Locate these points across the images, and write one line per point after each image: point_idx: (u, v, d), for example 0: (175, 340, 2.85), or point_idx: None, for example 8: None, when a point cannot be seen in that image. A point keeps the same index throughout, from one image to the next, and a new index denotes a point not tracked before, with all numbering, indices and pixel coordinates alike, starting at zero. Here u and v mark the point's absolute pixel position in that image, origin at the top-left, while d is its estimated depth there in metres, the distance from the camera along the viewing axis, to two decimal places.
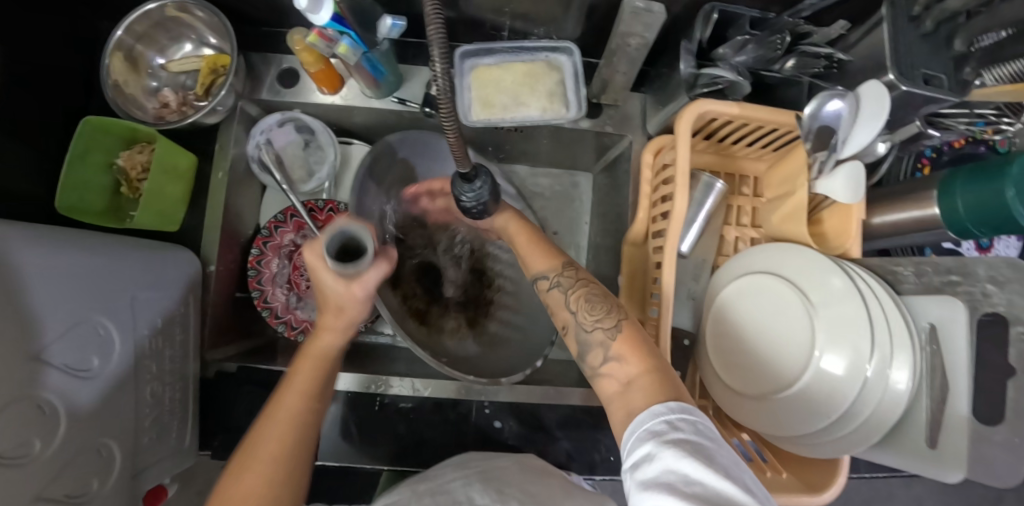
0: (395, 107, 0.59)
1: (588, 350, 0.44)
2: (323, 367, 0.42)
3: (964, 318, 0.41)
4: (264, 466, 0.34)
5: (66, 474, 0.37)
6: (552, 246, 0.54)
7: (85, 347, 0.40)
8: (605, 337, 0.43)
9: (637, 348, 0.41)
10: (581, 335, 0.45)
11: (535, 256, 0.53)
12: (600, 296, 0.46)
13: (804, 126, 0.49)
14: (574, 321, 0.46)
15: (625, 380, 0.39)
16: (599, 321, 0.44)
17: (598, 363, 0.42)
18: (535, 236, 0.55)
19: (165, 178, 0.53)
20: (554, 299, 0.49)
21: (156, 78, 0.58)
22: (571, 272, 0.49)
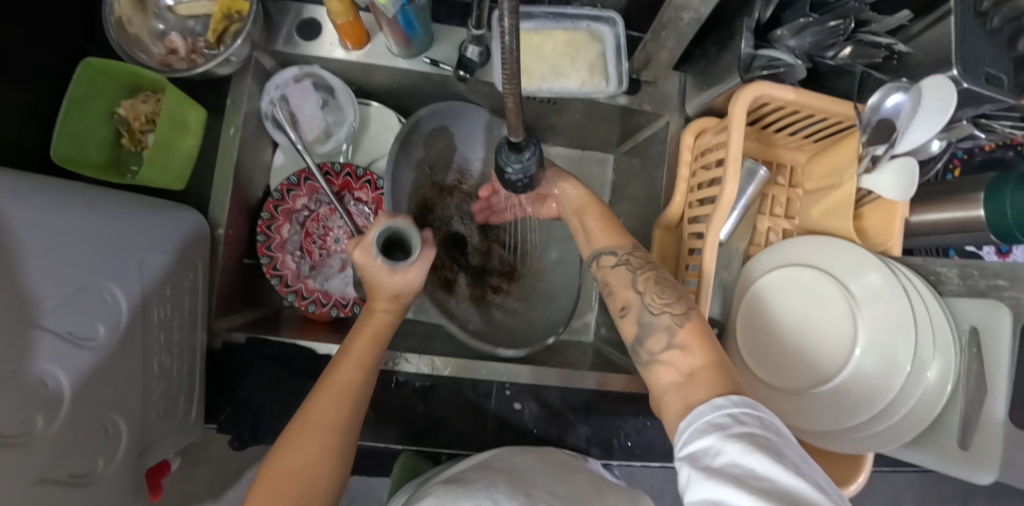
0: (426, 68, 0.55)
1: (648, 333, 0.40)
2: (379, 343, 0.44)
3: (1007, 324, 0.41)
4: (322, 437, 0.36)
5: (71, 451, 0.34)
6: (618, 223, 0.50)
7: (90, 315, 0.36)
8: (673, 323, 0.39)
9: (705, 339, 0.38)
10: (645, 318, 0.41)
11: (602, 233, 0.49)
12: (671, 282, 0.43)
13: (863, 119, 0.47)
14: (638, 304, 0.42)
15: (687, 373, 0.36)
16: (670, 306, 0.40)
17: (657, 349, 0.39)
18: (604, 211, 0.50)
19: (174, 131, 0.49)
20: (619, 277, 0.45)
21: (162, 20, 0.53)
22: (642, 254, 0.46)
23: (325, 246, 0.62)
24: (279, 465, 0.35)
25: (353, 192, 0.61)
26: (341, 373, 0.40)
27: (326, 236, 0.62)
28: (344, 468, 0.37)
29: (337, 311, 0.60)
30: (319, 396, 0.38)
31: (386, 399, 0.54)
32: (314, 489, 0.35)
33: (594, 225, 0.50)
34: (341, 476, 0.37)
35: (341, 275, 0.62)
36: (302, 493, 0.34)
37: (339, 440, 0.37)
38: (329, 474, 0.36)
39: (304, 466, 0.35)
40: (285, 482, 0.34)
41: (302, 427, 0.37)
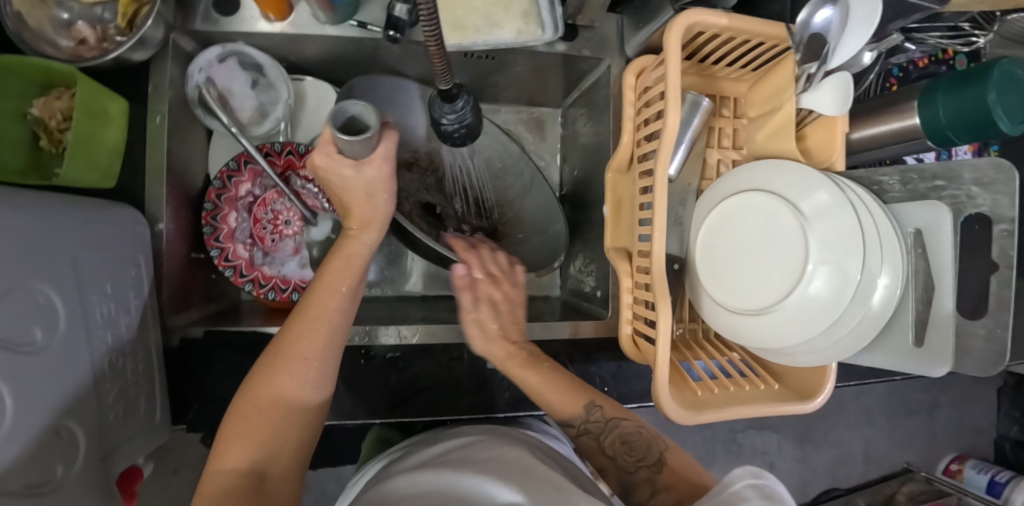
0: (356, 32, 0.53)
1: (631, 492, 0.47)
2: (355, 266, 0.46)
3: (949, 222, 0.42)
4: (291, 370, 0.40)
5: (26, 458, 0.32)
6: (569, 380, 0.51)
7: (25, 317, 0.34)
8: (652, 473, 0.46)
9: (681, 475, 0.46)
10: (624, 479, 0.47)
11: (559, 402, 0.50)
12: (635, 435, 0.49)
13: (795, 37, 0.45)
14: (614, 468, 0.49)
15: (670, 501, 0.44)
16: (642, 461, 0.47)
17: (643, 497, 0.46)
18: (555, 375, 0.51)
19: (96, 123, 0.46)
20: (587, 446, 0.50)
21: (65, 7, 0.49)
22: (599, 413, 0.50)
23: (277, 230, 0.61)
24: (252, 395, 0.39)
25: (297, 171, 0.59)
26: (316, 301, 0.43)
27: (276, 220, 0.61)
28: (317, 394, 0.42)
29: (299, 294, 0.59)
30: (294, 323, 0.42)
31: (357, 375, 0.54)
32: (283, 418, 0.39)
33: (533, 378, 0.51)
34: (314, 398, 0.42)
35: (296, 258, 0.61)
36: (268, 420, 0.39)
37: (312, 370, 0.41)
38: (296, 400, 0.40)
39: (273, 401, 0.39)
40: (256, 412, 0.39)
41: (274, 360, 0.41)
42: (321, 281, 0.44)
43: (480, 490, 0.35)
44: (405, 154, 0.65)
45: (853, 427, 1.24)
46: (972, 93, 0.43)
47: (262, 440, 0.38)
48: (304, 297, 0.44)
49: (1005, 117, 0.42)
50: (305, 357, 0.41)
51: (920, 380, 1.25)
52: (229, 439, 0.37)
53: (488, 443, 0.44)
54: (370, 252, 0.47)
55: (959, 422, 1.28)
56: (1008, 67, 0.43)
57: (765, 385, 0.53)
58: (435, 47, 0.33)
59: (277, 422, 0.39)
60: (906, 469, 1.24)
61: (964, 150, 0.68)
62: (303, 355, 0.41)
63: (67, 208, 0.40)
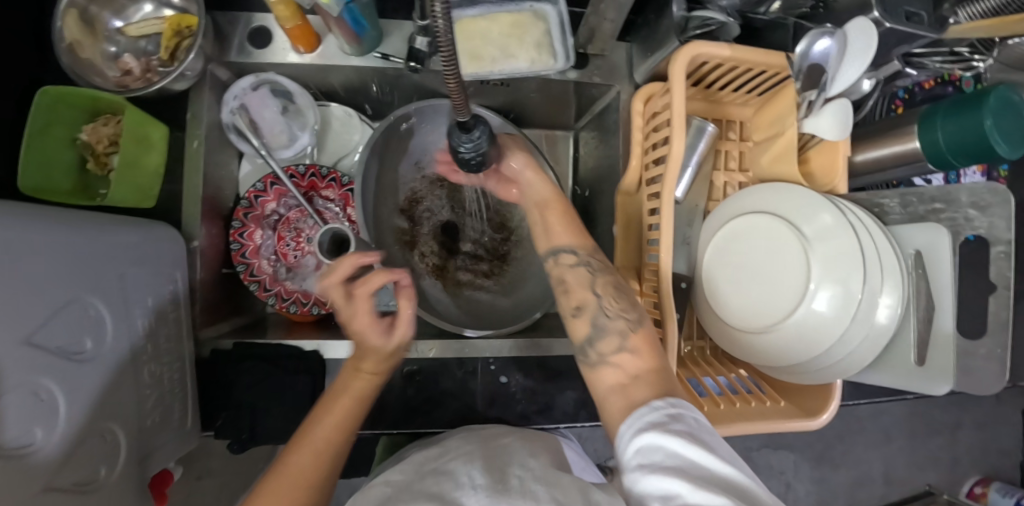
0: (379, 62, 0.57)
1: (601, 335, 0.43)
2: (372, 387, 0.44)
3: (947, 243, 0.44)
4: (308, 460, 0.39)
5: (75, 457, 0.35)
6: (576, 218, 0.52)
7: (78, 328, 0.37)
8: (626, 328, 0.43)
9: (651, 347, 0.42)
10: (599, 319, 0.44)
11: (559, 227, 0.51)
12: (623, 288, 0.46)
13: (795, 66, 0.49)
14: (595, 305, 0.45)
15: (631, 376, 0.40)
16: (623, 311, 0.44)
17: (608, 351, 0.42)
18: (566, 212, 0.52)
19: (139, 149, 0.50)
20: (580, 276, 0.47)
21: (114, 42, 0.54)
22: (601, 258, 0.48)
23: (299, 247, 0.64)
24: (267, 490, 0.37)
25: (319, 191, 0.63)
26: (319, 432, 0.41)
27: (299, 237, 0.64)
28: (324, 484, 0.40)
29: (319, 308, 0.62)
30: (299, 448, 0.40)
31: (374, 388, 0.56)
32: None
33: (555, 220, 0.51)
34: None
35: (317, 273, 0.63)
36: None
37: (324, 459, 0.40)
38: None
39: (299, 473, 0.38)
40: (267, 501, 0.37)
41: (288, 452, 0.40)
42: (328, 411, 0.42)
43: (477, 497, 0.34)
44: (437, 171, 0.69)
45: (872, 447, 1.22)
46: (970, 119, 0.45)
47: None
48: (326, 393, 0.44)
49: (1002, 141, 0.43)
50: (323, 455, 0.40)
51: (939, 399, 1.24)
52: None
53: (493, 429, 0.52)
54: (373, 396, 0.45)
55: (981, 443, 1.25)
56: (1005, 93, 0.44)
57: (771, 402, 0.55)
58: (456, 84, 0.36)
59: None
60: (929, 491, 1.22)
61: (975, 172, 0.69)
62: (302, 485, 0.38)
63: (117, 228, 0.44)
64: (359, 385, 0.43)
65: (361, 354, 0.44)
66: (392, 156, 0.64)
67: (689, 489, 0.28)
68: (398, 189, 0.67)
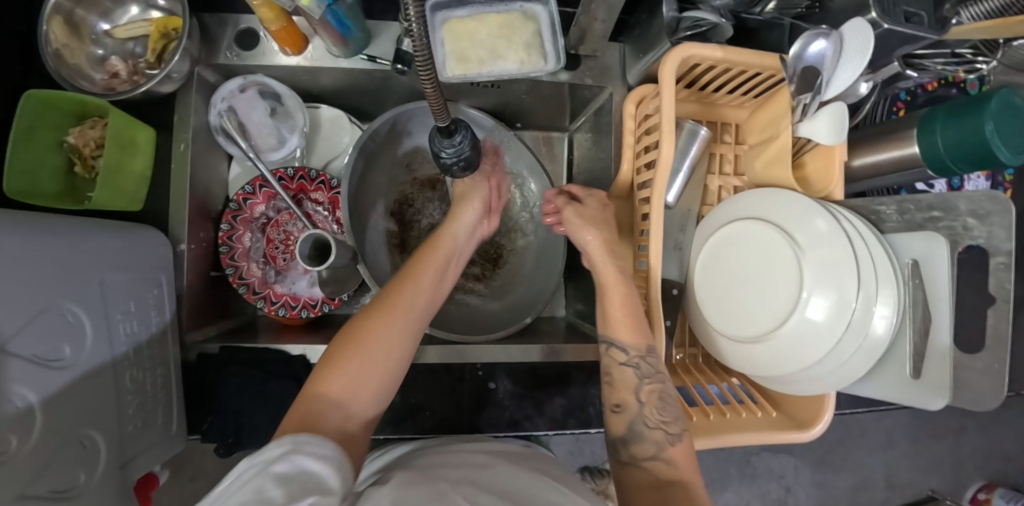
0: (366, 65, 0.57)
1: (637, 440, 0.44)
2: (444, 274, 0.50)
3: (945, 252, 0.42)
4: (395, 323, 0.42)
5: (52, 465, 0.35)
6: (638, 312, 0.48)
7: (56, 334, 0.36)
8: (664, 439, 0.43)
9: (690, 459, 0.42)
10: (637, 427, 0.44)
11: (620, 324, 0.47)
12: (674, 395, 0.45)
13: (789, 68, 0.47)
14: (637, 411, 0.44)
15: (665, 483, 0.41)
16: (666, 423, 0.43)
17: (643, 455, 0.43)
18: (628, 296, 0.48)
19: (124, 152, 0.49)
20: (625, 377, 0.46)
21: (101, 45, 0.54)
22: (653, 360, 0.46)
23: (288, 249, 0.64)
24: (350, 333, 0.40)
25: (309, 194, 0.63)
26: (398, 315, 0.43)
27: (288, 240, 0.64)
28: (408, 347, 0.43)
29: (307, 312, 0.62)
30: (378, 313, 0.42)
31: None
32: (349, 408, 0.37)
33: (619, 313, 0.48)
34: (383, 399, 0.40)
35: (306, 277, 0.64)
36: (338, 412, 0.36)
37: (409, 335, 0.43)
38: (371, 399, 0.38)
39: (374, 336, 0.40)
40: (353, 348, 0.39)
41: (378, 308, 0.43)
42: (399, 298, 0.44)
43: (532, 498, 0.33)
44: (428, 173, 0.69)
45: (874, 452, 1.21)
46: (970, 123, 0.43)
47: (357, 376, 0.38)
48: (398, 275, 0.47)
49: (1004, 147, 0.42)
50: (405, 329, 0.42)
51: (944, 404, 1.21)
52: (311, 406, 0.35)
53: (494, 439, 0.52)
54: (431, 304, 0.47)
55: (987, 449, 1.23)
56: (1008, 97, 0.43)
57: (762, 412, 0.54)
58: (433, 89, 0.35)
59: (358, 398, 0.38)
60: (931, 496, 1.20)
61: (978, 176, 0.67)
62: (384, 360, 0.40)
63: (99, 233, 0.43)
64: (431, 274, 0.48)
65: (444, 243, 0.53)
66: (382, 157, 0.63)
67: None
68: (387, 191, 0.66)
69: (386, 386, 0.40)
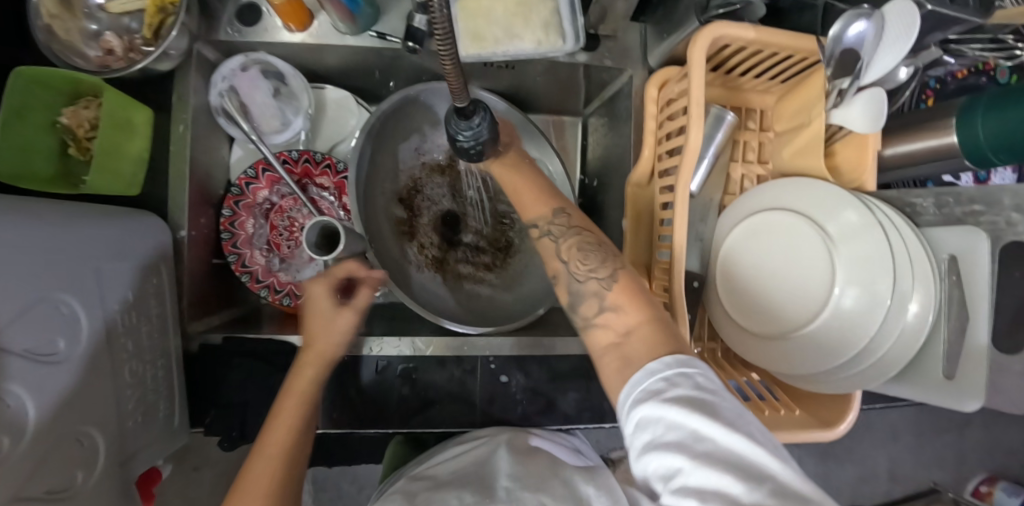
0: (374, 42, 0.54)
1: (580, 301, 0.40)
2: (313, 394, 0.44)
3: (986, 248, 0.40)
4: (258, 491, 0.38)
5: (49, 465, 0.33)
6: (550, 191, 0.49)
7: (51, 327, 0.34)
8: (600, 288, 0.39)
9: (633, 296, 0.38)
10: (573, 286, 0.40)
11: (531, 200, 0.48)
12: (595, 245, 0.42)
13: (827, 50, 0.44)
14: (566, 272, 0.42)
15: (623, 333, 0.35)
16: (595, 271, 0.40)
17: (592, 313, 0.39)
18: (535, 181, 0.49)
19: (119, 134, 0.47)
20: (545, 247, 0.45)
21: (95, 20, 0.51)
22: (567, 218, 0.45)
23: (292, 236, 0.61)
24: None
25: (314, 179, 0.60)
26: (271, 433, 0.41)
27: (293, 227, 0.62)
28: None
29: None
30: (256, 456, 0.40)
31: (370, 386, 0.55)
32: None
33: (525, 190, 0.48)
34: None
35: (312, 265, 0.62)
36: None
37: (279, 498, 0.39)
38: None
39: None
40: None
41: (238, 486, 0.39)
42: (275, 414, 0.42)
43: (444, 494, 0.42)
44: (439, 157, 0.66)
45: (879, 445, 1.20)
46: (1016, 113, 0.41)
47: None
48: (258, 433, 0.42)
49: None
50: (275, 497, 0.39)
51: None
52: None
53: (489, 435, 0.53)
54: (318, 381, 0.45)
55: (991, 442, 1.23)
56: None
57: (785, 410, 0.52)
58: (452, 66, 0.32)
59: None
60: (934, 488, 1.20)
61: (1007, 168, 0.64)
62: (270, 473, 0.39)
63: (93, 219, 0.41)
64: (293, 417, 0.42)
65: (297, 385, 0.44)
66: (388, 138, 0.61)
67: (691, 466, 0.25)
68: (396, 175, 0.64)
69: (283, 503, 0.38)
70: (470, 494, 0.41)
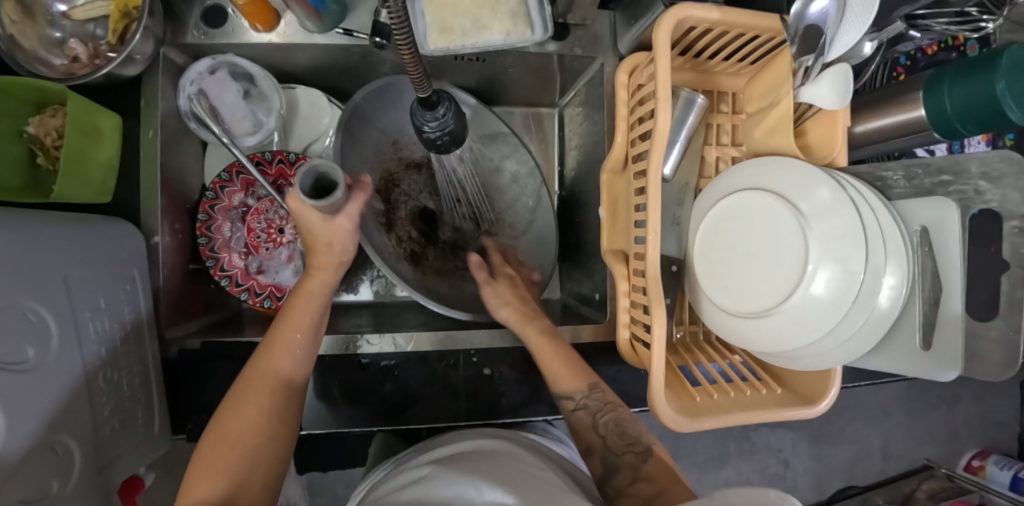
0: (343, 39, 0.54)
1: (614, 473, 0.46)
2: (317, 304, 0.48)
3: (956, 218, 0.40)
4: (259, 400, 0.41)
5: (18, 475, 0.32)
6: (572, 357, 0.52)
7: (18, 335, 0.34)
8: (637, 460, 0.46)
9: (668, 473, 0.45)
10: (610, 460, 0.47)
11: (564, 373, 0.51)
12: (631, 422, 0.49)
13: (790, 28, 0.45)
14: (602, 447, 0.48)
15: (651, 497, 0.43)
16: (631, 448, 0.47)
17: (624, 483, 0.45)
18: (561, 348, 0.53)
19: (87, 141, 0.46)
20: (580, 421, 0.50)
21: (58, 27, 0.50)
22: (601, 393, 0.50)
23: (271, 238, 0.61)
24: (215, 437, 0.39)
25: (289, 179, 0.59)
26: (276, 346, 0.44)
27: (270, 228, 0.61)
28: (288, 421, 0.42)
29: None
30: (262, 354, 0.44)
31: (354, 381, 0.56)
32: (251, 449, 0.39)
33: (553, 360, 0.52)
34: (287, 429, 0.42)
35: (290, 266, 0.62)
36: (244, 449, 0.38)
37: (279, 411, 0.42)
38: (259, 428, 0.40)
39: (242, 431, 0.39)
40: (226, 445, 0.38)
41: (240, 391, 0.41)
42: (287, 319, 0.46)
43: (461, 487, 0.37)
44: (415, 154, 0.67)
45: (871, 424, 1.21)
46: (978, 85, 0.41)
47: (245, 437, 0.39)
48: (263, 343, 0.45)
49: (1016, 106, 0.39)
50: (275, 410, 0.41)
51: None
52: (197, 480, 0.36)
53: (494, 441, 0.50)
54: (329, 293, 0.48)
55: (981, 417, 1.24)
56: (1019, 52, 0.40)
57: (767, 389, 0.52)
58: (410, 57, 0.32)
59: (250, 455, 0.38)
60: (926, 465, 1.21)
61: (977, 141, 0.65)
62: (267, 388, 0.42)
63: (59, 226, 0.40)
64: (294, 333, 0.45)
65: (311, 289, 0.48)
66: (365, 132, 0.60)
67: None
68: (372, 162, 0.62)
69: (276, 410, 0.41)
70: (490, 487, 0.37)
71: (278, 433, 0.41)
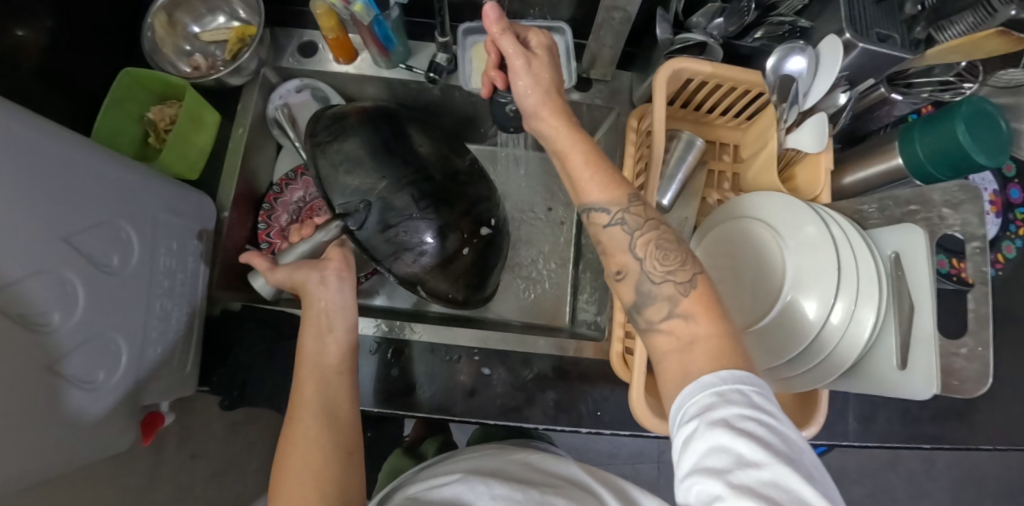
0: (405, 74, 0.67)
1: (648, 302, 0.39)
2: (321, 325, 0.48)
3: (923, 244, 0.44)
4: (305, 420, 0.42)
5: (82, 352, 0.39)
6: (609, 166, 0.45)
7: (109, 243, 0.42)
8: (676, 292, 0.38)
9: (708, 307, 0.37)
10: (645, 287, 0.39)
11: (595, 178, 0.43)
12: (674, 244, 0.40)
13: (769, 82, 0.53)
14: (637, 268, 0.40)
15: (688, 341, 0.35)
16: (672, 273, 0.38)
17: (658, 318, 0.38)
18: (597, 153, 0.45)
19: (191, 127, 0.58)
20: (615, 237, 0.42)
21: (190, 42, 0.65)
22: (640, 207, 0.42)
23: None
24: (287, 451, 0.41)
25: None
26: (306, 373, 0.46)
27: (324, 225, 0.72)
28: (341, 438, 0.42)
29: None
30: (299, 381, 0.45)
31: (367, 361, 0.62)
32: (320, 463, 0.40)
33: (584, 167, 0.44)
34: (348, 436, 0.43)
35: None
36: (309, 470, 0.40)
37: (320, 401, 0.44)
38: (321, 451, 0.41)
39: (296, 457, 0.40)
40: (290, 461, 0.40)
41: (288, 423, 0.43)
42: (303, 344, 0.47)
43: (470, 483, 0.41)
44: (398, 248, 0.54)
45: None
46: (944, 127, 0.47)
47: (308, 461, 0.40)
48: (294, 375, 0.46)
49: (981, 151, 0.45)
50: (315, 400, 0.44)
51: (987, 491, 1.12)
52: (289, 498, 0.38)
53: (497, 453, 0.51)
54: (331, 300, 0.49)
55: None
56: (977, 103, 0.47)
57: None
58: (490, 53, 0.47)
59: (331, 466, 0.41)
60: None
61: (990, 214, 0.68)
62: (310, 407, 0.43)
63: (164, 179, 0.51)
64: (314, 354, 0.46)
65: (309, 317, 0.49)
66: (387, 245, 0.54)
67: (731, 495, 0.25)
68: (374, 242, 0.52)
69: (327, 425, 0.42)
70: (500, 484, 0.40)
71: (338, 442, 0.42)
